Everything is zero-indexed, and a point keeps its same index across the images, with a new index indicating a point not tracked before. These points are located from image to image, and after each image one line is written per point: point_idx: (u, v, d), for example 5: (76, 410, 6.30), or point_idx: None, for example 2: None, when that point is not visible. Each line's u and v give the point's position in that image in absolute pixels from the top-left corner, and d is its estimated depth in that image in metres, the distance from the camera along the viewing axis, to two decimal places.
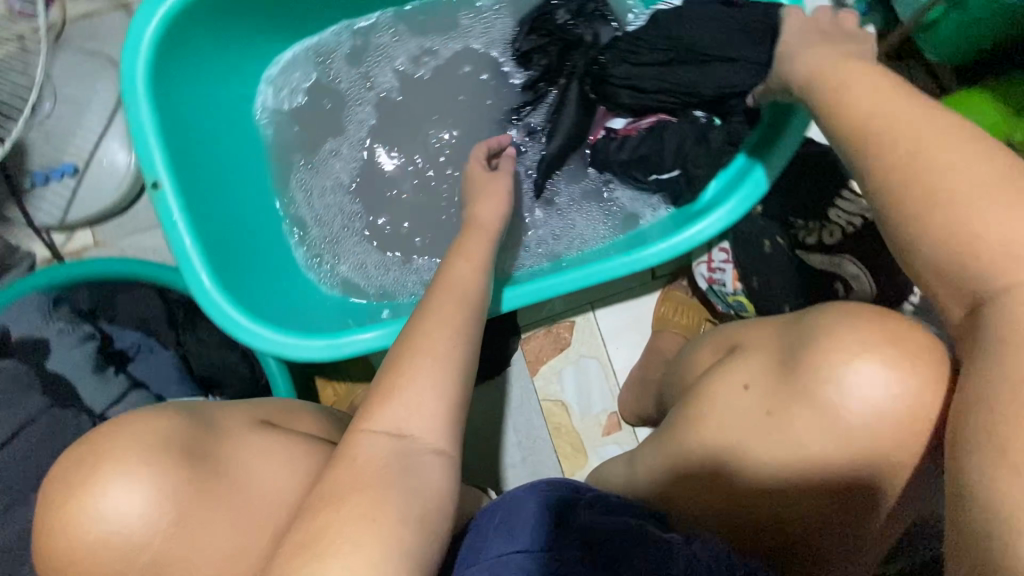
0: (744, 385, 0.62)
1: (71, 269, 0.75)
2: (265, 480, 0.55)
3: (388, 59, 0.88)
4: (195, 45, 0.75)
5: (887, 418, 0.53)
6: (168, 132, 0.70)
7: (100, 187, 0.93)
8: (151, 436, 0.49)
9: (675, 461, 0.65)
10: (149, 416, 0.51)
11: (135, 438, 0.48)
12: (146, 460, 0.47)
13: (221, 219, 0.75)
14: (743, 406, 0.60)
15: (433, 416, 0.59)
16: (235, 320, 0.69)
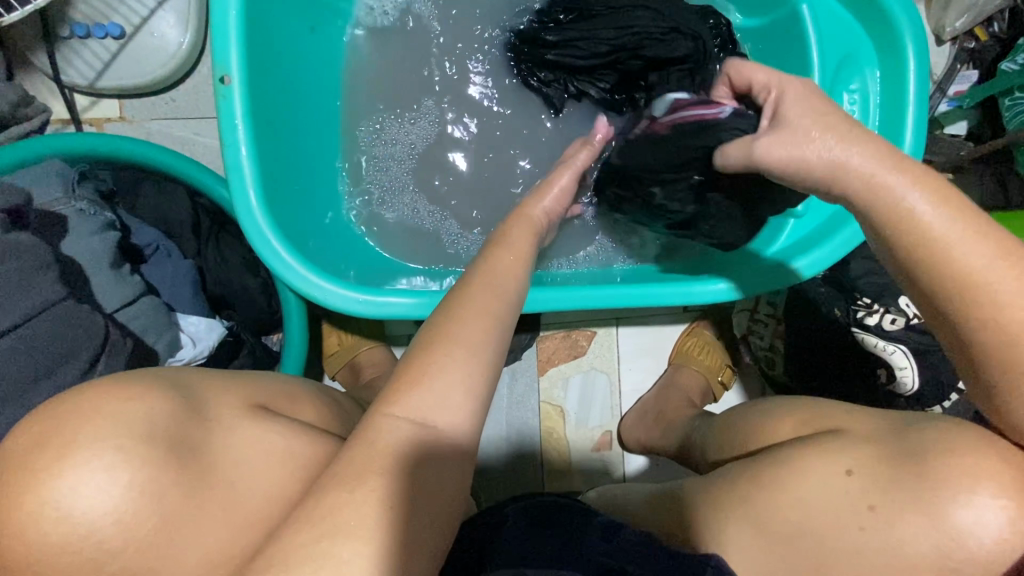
0: (845, 468, 0.50)
1: (81, 138, 0.67)
2: (259, 474, 0.49)
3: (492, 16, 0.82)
4: None
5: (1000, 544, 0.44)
6: (251, 25, 0.63)
7: (141, 58, 0.84)
8: (132, 416, 0.43)
9: (724, 514, 0.54)
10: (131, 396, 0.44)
11: (121, 417, 0.43)
12: (124, 437, 0.42)
13: (279, 133, 0.68)
14: (837, 491, 0.49)
15: (459, 412, 0.44)
16: (271, 248, 0.63)
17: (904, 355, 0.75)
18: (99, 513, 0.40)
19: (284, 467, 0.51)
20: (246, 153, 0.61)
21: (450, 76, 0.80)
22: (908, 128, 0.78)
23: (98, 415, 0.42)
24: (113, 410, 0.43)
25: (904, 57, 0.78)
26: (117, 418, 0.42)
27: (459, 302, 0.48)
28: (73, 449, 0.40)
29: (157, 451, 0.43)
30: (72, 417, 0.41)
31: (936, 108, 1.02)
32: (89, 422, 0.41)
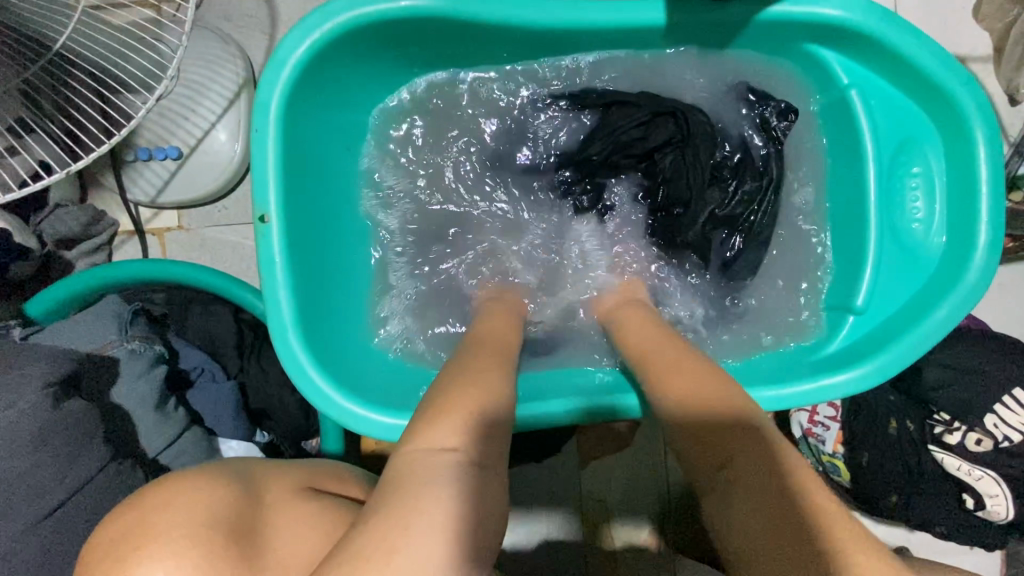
0: None
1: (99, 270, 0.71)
2: (303, 538, 0.45)
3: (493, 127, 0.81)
4: (332, 83, 0.71)
5: None
6: (289, 163, 0.66)
7: (196, 174, 0.90)
8: (205, 496, 0.40)
9: None
10: (197, 480, 0.42)
11: (189, 503, 0.39)
12: (193, 507, 0.39)
13: (316, 259, 0.70)
14: None
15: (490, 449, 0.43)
16: (308, 376, 0.64)
17: (995, 481, 0.66)
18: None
19: (322, 533, 0.46)
20: (283, 285, 0.64)
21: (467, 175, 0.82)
22: (982, 224, 0.71)
23: (166, 491, 0.40)
24: (181, 486, 0.40)
25: (972, 140, 0.71)
26: (187, 499, 0.39)
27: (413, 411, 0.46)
28: (147, 544, 0.36)
29: (217, 529, 0.39)
30: (146, 506, 0.39)
31: (1017, 174, 0.95)
32: (157, 492, 0.40)
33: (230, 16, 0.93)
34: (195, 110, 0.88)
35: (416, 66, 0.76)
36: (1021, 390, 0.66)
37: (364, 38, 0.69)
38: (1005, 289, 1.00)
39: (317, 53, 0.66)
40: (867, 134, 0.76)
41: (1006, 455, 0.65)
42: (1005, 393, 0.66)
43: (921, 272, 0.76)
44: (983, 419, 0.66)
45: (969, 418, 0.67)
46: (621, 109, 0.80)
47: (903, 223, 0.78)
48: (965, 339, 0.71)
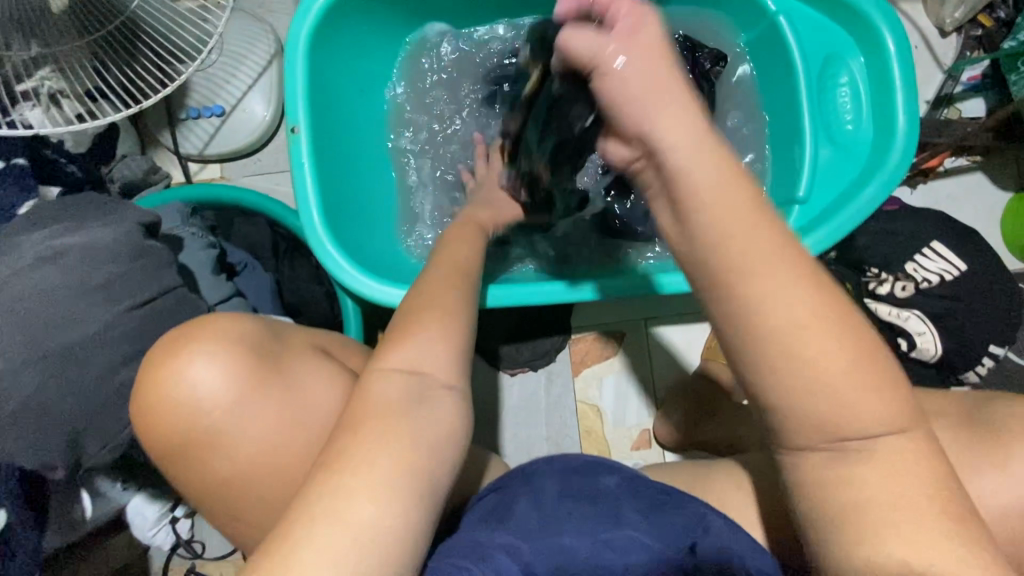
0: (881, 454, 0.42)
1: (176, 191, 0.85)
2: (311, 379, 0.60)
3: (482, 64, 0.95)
4: (347, 29, 0.87)
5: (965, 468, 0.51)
6: (313, 90, 0.82)
7: (237, 129, 1.07)
8: (232, 331, 0.57)
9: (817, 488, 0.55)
10: (234, 318, 0.59)
11: (222, 331, 0.56)
12: (225, 336, 0.56)
13: (335, 171, 0.85)
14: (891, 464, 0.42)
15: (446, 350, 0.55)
16: (332, 255, 0.78)
17: (921, 319, 0.76)
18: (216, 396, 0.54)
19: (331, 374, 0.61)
20: (310, 183, 0.78)
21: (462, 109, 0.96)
22: (900, 113, 0.82)
23: (209, 323, 0.57)
24: (220, 322, 0.57)
25: (882, 43, 0.83)
26: (220, 330, 0.56)
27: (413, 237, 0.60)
28: (193, 348, 0.54)
29: (243, 347, 0.56)
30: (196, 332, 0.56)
31: (951, 93, 1.06)
32: (204, 322, 0.57)
33: (262, 2, 1.12)
34: (236, 76, 1.07)
35: (414, 20, 0.93)
36: (936, 241, 0.77)
37: None
38: (955, 200, 1.09)
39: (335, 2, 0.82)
40: (799, 50, 0.89)
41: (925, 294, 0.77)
42: (924, 246, 0.77)
43: (855, 163, 0.87)
44: (903, 266, 0.78)
45: (893, 267, 0.78)
46: None
47: (837, 125, 0.89)
48: (891, 211, 0.82)
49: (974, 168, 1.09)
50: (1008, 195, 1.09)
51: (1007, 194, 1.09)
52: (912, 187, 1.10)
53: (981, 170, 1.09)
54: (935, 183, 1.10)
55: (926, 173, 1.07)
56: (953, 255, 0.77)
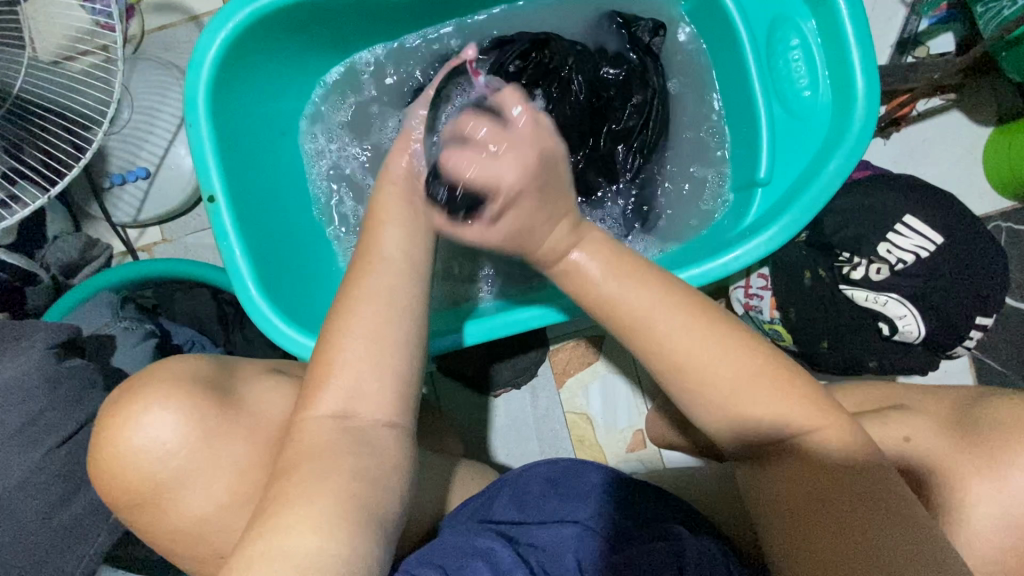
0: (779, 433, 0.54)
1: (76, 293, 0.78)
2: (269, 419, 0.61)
3: (405, 86, 0.90)
4: (250, 76, 0.80)
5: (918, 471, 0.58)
6: (225, 150, 0.76)
7: (167, 188, 1.01)
8: (184, 376, 0.58)
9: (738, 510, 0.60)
10: (183, 362, 0.60)
11: (173, 376, 0.57)
12: (181, 385, 0.57)
13: (264, 230, 0.79)
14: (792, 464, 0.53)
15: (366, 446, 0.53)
16: (273, 323, 0.73)
17: (900, 302, 0.73)
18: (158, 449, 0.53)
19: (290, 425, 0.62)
20: (237, 251, 0.73)
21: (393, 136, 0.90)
22: (856, 72, 0.75)
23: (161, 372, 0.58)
24: (173, 369, 0.58)
25: None
26: (173, 379, 0.57)
27: (344, 318, 0.57)
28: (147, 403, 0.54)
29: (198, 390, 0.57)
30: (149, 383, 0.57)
31: (917, 30, 0.98)
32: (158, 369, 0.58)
33: (168, 45, 1.03)
34: (153, 131, 1.00)
35: (326, 48, 0.86)
36: (909, 217, 0.72)
37: (266, 27, 0.77)
38: (930, 144, 1.03)
39: (228, 50, 0.75)
40: (738, 19, 0.81)
41: (905, 277, 0.72)
42: (894, 223, 0.73)
43: (816, 132, 0.81)
44: (876, 248, 0.73)
45: (865, 250, 0.74)
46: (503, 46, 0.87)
47: (794, 92, 0.82)
48: (854, 188, 0.76)
49: (949, 107, 1.02)
50: (989, 129, 1.02)
51: (988, 128, 1.02)
52: (884, 138, 1.03)
53: (957, 108, 1.02)
54: (909, 129, 1.03)
55: (898, 122, 1.01)
56: (928, 229, 0.72)
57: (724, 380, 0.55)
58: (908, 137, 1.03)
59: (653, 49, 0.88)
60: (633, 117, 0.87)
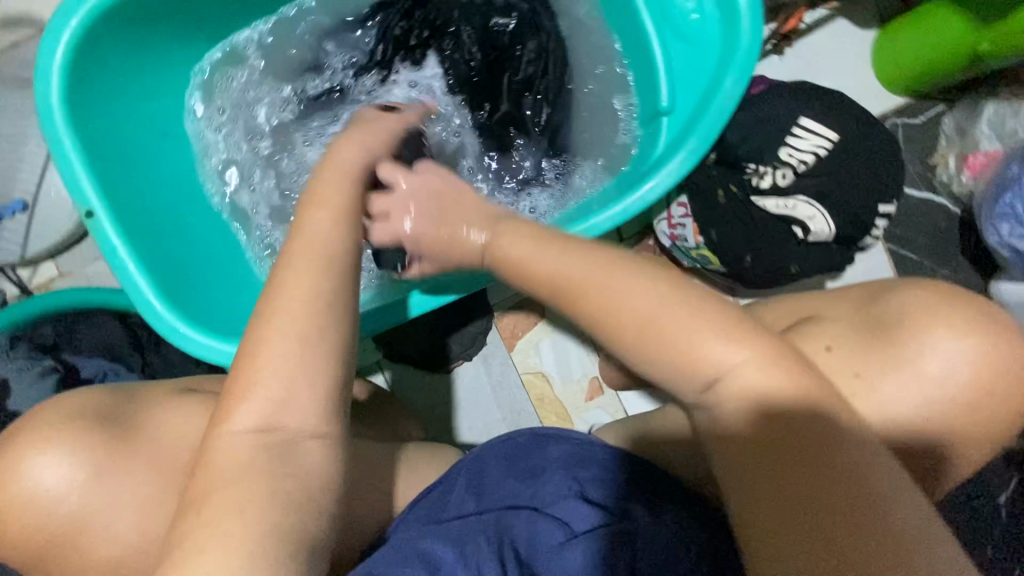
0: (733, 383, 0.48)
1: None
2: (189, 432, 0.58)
3: (290, 68, 0.86)
4: (109, 78, 0.73)
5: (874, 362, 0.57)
6: (96, 160, 0.70)
7: (52, 217, 0.93)
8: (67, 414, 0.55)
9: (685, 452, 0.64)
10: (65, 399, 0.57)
11: (58, 415, 0.54)
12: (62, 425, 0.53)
13: (159, 241, 0.74)
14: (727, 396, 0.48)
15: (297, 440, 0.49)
16: (186, 335, 0.69)
17: (808, 203, 0.75)
18: (58, 492, 0.51)
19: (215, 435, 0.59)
20: (134, 267, 0.69)
21: (286, 122, 0.85)
22: None
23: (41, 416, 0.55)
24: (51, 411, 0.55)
25: None
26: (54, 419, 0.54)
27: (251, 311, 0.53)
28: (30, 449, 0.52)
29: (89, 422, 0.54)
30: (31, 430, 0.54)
31: None
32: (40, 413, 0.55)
33: (17, 59, 0.93)
34: (23, 157, 0.92)
35: (194, 36, 0.80)
36: (804, 118, 0.74)
37: (115, 21, 0.71)
38: (823, 55, 1.06)
39: (76, 51, 0.68)
40: None
41: (806, 176, 0.74)
42: (793, 127, 0.75)
43: (710, 53, 0.81)
44: (779, 154, 0.75)
45: (769, 157, 0.75)
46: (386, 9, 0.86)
47: (683, 16, 0.82)
48: (751, 103, 0.77)
49: (833, 15, 1.06)
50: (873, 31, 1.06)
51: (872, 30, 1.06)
52: (780, 54, 1.06)
53: (841, 15, 1.06)
54: (801, 43, 1.06)
55: (789, 37, 1.03)
56: (824, 128, 0.74)
57: (659, 309, 0.48)
58: (800, 51, 1.06)
59: None
60: (528, 65, 0.86)
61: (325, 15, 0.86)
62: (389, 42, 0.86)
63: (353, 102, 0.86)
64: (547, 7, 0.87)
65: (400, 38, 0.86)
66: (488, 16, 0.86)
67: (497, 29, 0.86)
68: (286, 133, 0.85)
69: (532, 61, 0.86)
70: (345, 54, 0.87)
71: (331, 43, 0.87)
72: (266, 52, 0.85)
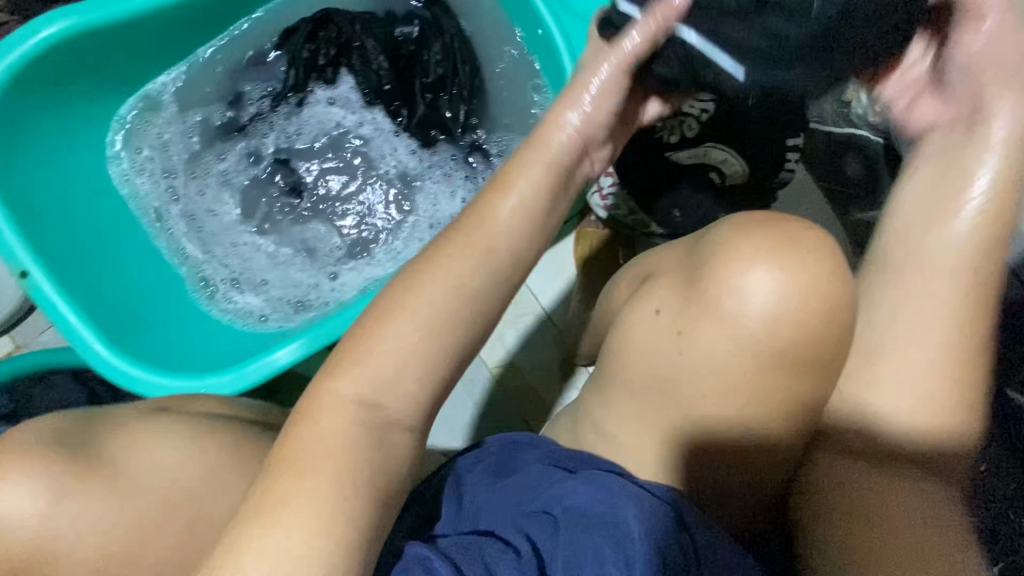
0: (656, 310, 0.58)
1: None
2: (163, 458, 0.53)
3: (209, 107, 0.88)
4: (26, 143, 0.75)
5: (795, 308, 0.52)
6: (23, 223, 0.71)
7: None
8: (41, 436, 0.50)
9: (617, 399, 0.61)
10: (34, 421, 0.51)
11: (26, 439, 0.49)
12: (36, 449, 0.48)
13: (95, 291, 0.75)
14: (656, 328, 0.57)
15: None
16: (138, 377, 0.69)
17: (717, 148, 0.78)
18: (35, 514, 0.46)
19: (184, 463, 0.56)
20: (75, 320, 0.69)
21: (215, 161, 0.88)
22: None
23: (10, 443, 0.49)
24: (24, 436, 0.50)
25: None
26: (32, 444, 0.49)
27: None
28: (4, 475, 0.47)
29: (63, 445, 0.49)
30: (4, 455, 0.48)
31: None
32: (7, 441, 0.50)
33: None
34: None
35: (107, 91, 0.82)
36: None
37: (22, 87, 0.73)
38: None
39: None
40: None
41: (712, 124, 0.77)
42: None
43: None
44: None
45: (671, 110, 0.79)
46: (291, 35, 0.87)
47: None
48: None
49: None
50: None
51: None
52: None
53: None
54: None
55: None
56: None
57: None
58: None
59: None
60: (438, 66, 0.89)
61: (235, 50, 0.88)
62: (300, 67, 0.88)
63: (277, 132, 0.89)
64: (447, 9, 0.91)
65: (313, 60, 0.88)
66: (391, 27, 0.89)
67: (401, 38, 0.89)
68: (218, 172, 0.88)
69: (442, 62, 0.89)
70: (259, 85, 0.89)
71: (246, 77, 0.89)
72: (183, 96, 0.87)
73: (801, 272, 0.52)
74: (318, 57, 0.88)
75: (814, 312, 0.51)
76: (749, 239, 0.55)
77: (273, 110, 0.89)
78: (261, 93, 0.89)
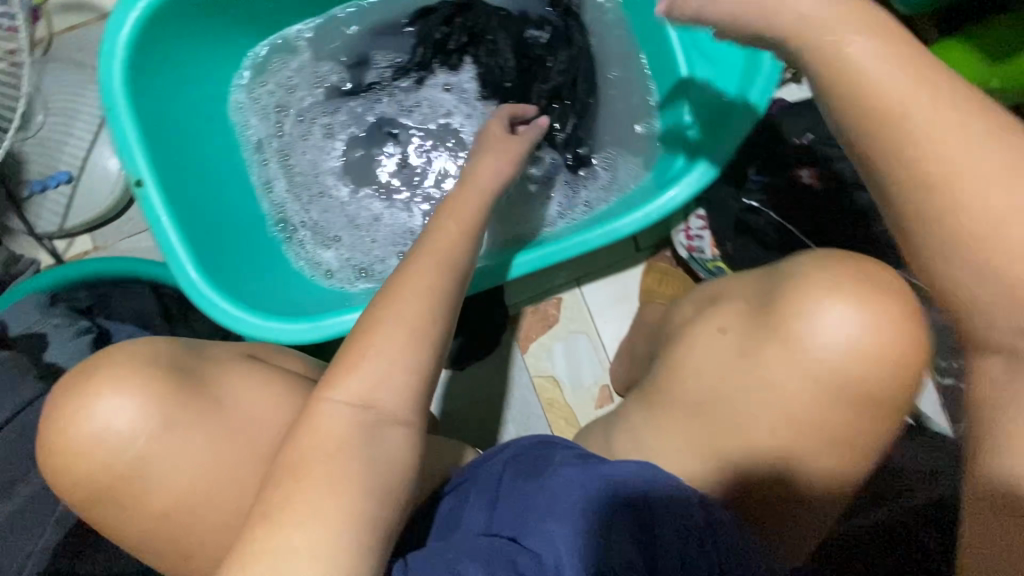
0: (720, 328, 0.64)
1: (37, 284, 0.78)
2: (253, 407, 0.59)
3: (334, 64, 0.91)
4: (166, 59, 0.78)
5: (862, 353, 0.56)
6: (148, 133, 0.73)
7: (95, 191, 0.97)
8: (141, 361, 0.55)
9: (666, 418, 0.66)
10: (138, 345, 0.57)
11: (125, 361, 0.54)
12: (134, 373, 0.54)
13: (197, 213, 0.77)
14: (722, 346, 0.63)
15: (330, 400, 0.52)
16: (218, 304, 0.71)
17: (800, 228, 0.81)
18: (126, 434, 0.52)
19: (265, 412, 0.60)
20: (175, 237, 0.71)
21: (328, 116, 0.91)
22: None
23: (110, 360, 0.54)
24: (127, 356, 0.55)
25: None
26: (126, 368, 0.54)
27: None
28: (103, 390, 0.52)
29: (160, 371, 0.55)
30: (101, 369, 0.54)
31: None
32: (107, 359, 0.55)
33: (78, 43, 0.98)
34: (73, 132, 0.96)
35: (245, 28, 0.85)
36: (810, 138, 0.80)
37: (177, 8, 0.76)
38: None
39: (141, 31, 0.72)
40: None
41: (812, 191, 0.81)
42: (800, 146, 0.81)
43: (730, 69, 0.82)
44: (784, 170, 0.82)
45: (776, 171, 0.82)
46: (429, 15, 0.90)
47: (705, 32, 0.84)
48: (768, 128, 0.83)
49: None
50: None
51: None
52: None
53: None
54: None
55: None
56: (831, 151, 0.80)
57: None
58: None
59: (573, 10, 0.92)
60: (558, 75, 0.91)
61: (372, 17, 0.91)
62: (429, 47, 0.90)
63: (391, 104, 0.92)
64: (580, 22, 0.92)
65: (442, 43, 0.90)
66: (523, 29, 0.91)
67: (529, 41, 0.91)
68: (328, 128, 0.91)
69: (563, 71, 0.90)
70: (386, 55, 0.91)
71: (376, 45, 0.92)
72: (314, 49, 0.90)
73: (881, 319, 0.55)
74: (448, 42, 0.90)
75: (886, 347, 0.55)
76: (831, 275, 0.58)
77: (393, 82, 0.91)
78: (385, 62, 0.92)
